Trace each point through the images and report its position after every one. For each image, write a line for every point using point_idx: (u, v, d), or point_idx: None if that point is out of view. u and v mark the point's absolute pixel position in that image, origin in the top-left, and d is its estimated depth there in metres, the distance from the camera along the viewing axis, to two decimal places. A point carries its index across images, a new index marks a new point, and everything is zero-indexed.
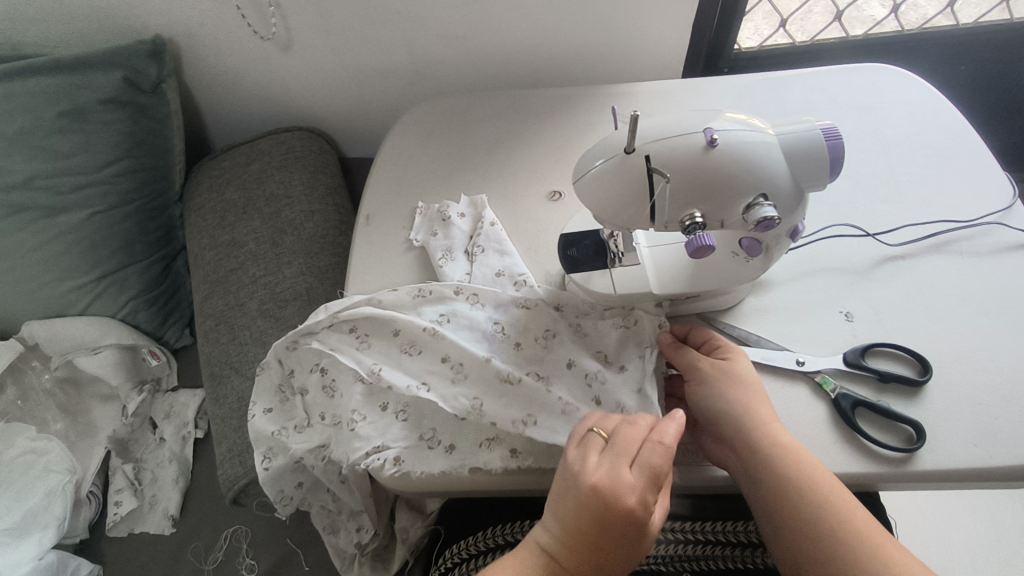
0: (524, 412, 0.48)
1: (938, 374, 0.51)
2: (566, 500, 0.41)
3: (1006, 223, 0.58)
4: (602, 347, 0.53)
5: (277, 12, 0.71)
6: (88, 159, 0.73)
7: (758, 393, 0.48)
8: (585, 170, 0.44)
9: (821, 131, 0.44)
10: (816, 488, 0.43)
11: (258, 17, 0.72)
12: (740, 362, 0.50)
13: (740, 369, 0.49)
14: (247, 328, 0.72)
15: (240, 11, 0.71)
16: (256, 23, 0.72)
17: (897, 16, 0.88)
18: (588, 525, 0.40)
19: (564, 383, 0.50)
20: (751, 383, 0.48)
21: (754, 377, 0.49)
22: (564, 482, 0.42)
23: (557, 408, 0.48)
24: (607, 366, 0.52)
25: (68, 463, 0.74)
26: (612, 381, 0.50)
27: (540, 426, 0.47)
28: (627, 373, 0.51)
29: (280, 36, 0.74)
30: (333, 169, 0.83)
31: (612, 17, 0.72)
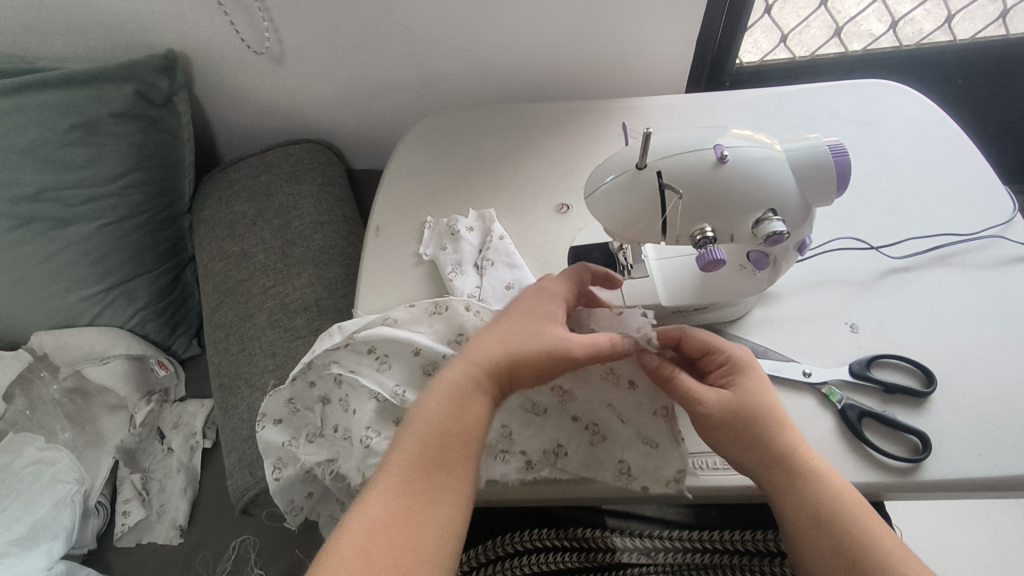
0: (554, 443, 0.50)
1: (943, 386, 0.51)
2: (512, 325, 0.46)
3: (1006, 236, 0.59)
4: (609, 359, 0.50)
5: (271, 26, 0.72)
6: (99, 171, 0.73)
7: (771, 426, 0.45)
8: (597, 186, 0.45)
9: (828, 147, 0.45)
10: (843, 504, 0.42)
11: (253, 34, 0.73)
12: (745, 388, 0.46)
13: (747, 399, 0.46)
14: (257, 339, 0.73)
15: (229, 20, 0.71)
16: (250, 38, 0.73)
17: (895, 31, 0.89)
18: (534, 341, 0.45)
19: (586, 400, 0.51)
20: (761, 415, 0.45)
21: (764, 404, 0.45)
22: (508, 315, 0.47)
23: (586, 438, 0.50)
24: (621, 377, 0.50)
25: (76, 474, 0.74)
26: (632, 401, 0.50)
27: (570, 457, 0.49)
28: (638, 393, 0.50)
29: (272, 49, 0.75)
30: (341, 182, 0.85)
31: (618, 33, 0.73)
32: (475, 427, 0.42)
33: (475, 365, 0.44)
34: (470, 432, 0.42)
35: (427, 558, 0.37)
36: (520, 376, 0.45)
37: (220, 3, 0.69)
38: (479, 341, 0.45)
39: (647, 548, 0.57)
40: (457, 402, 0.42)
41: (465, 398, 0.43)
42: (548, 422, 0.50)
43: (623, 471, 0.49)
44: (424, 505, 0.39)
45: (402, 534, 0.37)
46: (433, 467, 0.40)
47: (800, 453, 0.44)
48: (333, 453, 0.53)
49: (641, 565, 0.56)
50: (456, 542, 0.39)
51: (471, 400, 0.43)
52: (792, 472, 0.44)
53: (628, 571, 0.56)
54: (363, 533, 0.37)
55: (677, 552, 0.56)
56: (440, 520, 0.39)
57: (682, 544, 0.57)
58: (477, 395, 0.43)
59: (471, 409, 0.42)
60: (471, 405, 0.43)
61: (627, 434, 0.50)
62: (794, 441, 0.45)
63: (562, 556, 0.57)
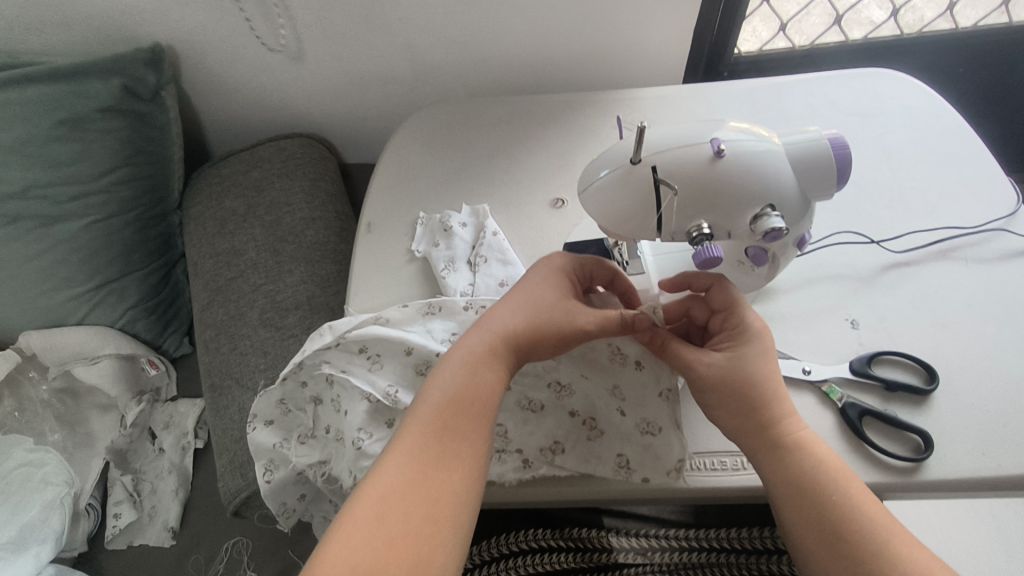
0: (552, 439, 0.49)
1: (944, 383, 0.50)
2: (527, 297, 0.46)
3: (1009, 229, 0.58)
4: (615, 340, 0.49)
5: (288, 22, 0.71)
6: (86, 168, 0.72)
7: (764, 393, 0.43)
8: (591, 181, 0.44)
9: (828, 140, 0.43)
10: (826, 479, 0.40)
11: (268, 31, 0.72)
12: (743, 355, 0.44)
13: (742, 365, 0.44)
14: (248, 338, 0.72)
15: (249, 23, 0.71)
16: (266, 35, 0.72)
17: (896, 19, 0.87)
18: (549, 311, 0.45)
19: (585, 393, 0.49)
20: (755, 382, 0.43)
21: (758, 372, 0.43)
22: (525, 287, 0.47)
23: (583, 433, 0.49)
24: (624, 365, 0.49)
25: (66, 476, 0.73)
26: (633, 390, 0.49)
27: (568, 454, 0.48)
28: (644, 373, 0.49)
29: (290, 47, 0.74)
30: (333, 177, 0.83)
31: (614, 23, 0.72)
32: (491, 393, 0.42)
33: (491, 332, 0.44)
34: (486, 396, 0.41)
35: (445, 519, 0.36)
36: (533, 346, 0.45)
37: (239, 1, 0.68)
38: (494, 310, 0.45)
39: (644, 548, 0.56)
40: (472, 367, 0.42)
41: (480, 364, 0.42)
42: (546, 419, 0.49)
43: (622, 465, 0.48)
44: (441, 470, 0.38)
45: (419, 497, 0.36)
46: (449, 430, 0.40)
47: (790, 423, 0.42)
48: (326, 455, 0.53)
49: (638, 565, 0.55)
50: (474, 503, 0.38)
51: (486, 366, 0.42)
52: (777, 440, 0.42)
53: (625, 571, 0.55)
54: (377, 496, 0.36)
55: (674, 550, 0.56)
56: (458, 481, 0.38)
57: (679, 542, 0.56)
58: (493, 362, 0.43)
59: (486, 374, 0.42)
60: (487, 371, 0.42)
61: (626, 427, 0.48)
62: (786, 411, 0.43)
63: (558, 556, 0.56)
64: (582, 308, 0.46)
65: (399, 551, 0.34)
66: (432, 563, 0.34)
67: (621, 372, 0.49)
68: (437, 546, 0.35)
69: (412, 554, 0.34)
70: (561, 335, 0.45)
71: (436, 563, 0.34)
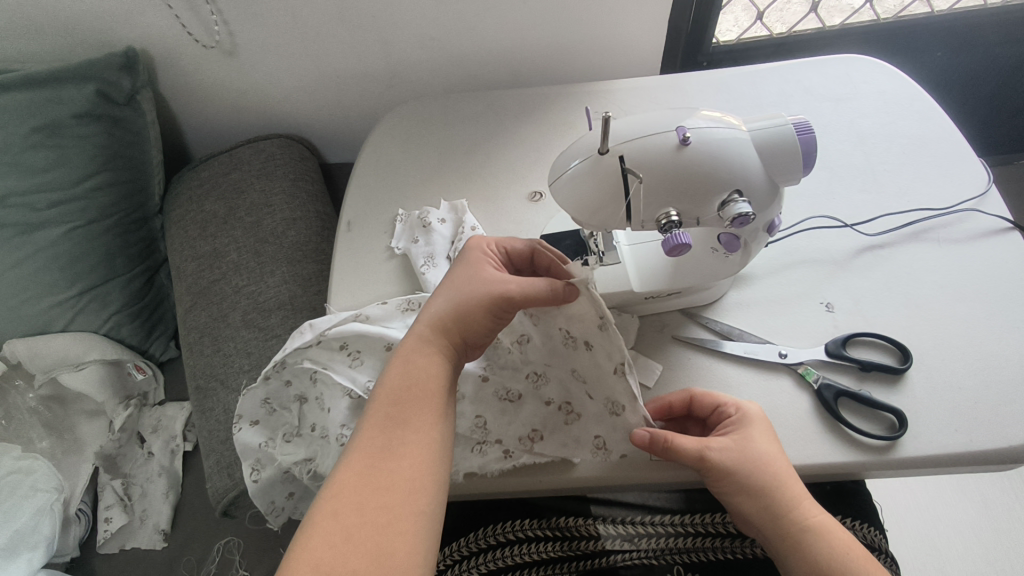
0: (530, 428, 0.49)
1: (918, 362, 0.51)
2: (455, 283, 0.47)
3: (982, 209, 0.59)
4: (563, 325, 0.47)
5: (220, 20, 0.70)
6: (64, 174, 0.72)
7: (777, 477, 0.44)
8: (561, 172, 0.44)
9: (793, 126, 0.44)
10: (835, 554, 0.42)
11: (200, 26, 0.71)
12: (752, 440, 0.45)
13: (752, 450, 0.44)
14: (231, 340, 0.72)
15: (173, 12, 0.69)
16: (197, 30, 0.71)
17: (873, 5, 0.87)
18: (474, 290, 0.45)
19: (557, 381, 0.50)
20: (766, 467, 0.44)
21: (766, 456, 0.44)
22: (452, 275, 0.48)
23: (561, 418, 0.49)
24: (578, 349, 0.47)
25: (55, 482, 0.74)
26: (592, 373, 0.47)
27: (547, 441, 0.49)
28: (595, 353, 0.46)
29: (223, 42, 0.73)
30: (314, 177, 0.84)
31: (588, 15, 0.72)
32: (432, 378, 0.42)
33: (425, 322, 0.45)
34: (428, 383, 0.42)
35: (400, 506, 0.37)
36: (467, 325, 0.45)
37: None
38: (427, 303, 0.46)
39: (631, 535, 0.57)
40: (410, 359, 0.43)
41: (418, 354, 0.43)
42: (523, 408, 0.50)
43: (599, 447, 0.49)
44: (391, 459, 0.38)
45: (372, 489, 0.37)
46: (396, 420, 0.40)
47: (804, 506, 0.44)
48: (311, 452, 0.53)
49: (626, 552, 0.56)
50: (433, 488, 0.38)
51: (424, 354, 0.43)
52: (793, 524, 0.43)
53: (613, 558, 0.56)
54: (332, 496, 0.37)
55: (662, 536, 0.56)
56: (411, 467, 0.38)
57: (667, 528, 0.57)
58: (431, 350, 0.43)
59: (424, 361, 0.43)
60: (425, 358, 0.43)
61: (598, 409, 0.48)
62: (799, 494, 0.44)
63: (545, 546, 0.56)
64: (505, 277, 0.46)
65: (357, 543, 0.35)
66: (390, 547, 0.35)
67: (576, 355, 0.48)
68: (396, 532, 0.36)
69: (370, 542, 0.35)
70: (489, 308, 0.44)
71: (396, 547, 0.35)
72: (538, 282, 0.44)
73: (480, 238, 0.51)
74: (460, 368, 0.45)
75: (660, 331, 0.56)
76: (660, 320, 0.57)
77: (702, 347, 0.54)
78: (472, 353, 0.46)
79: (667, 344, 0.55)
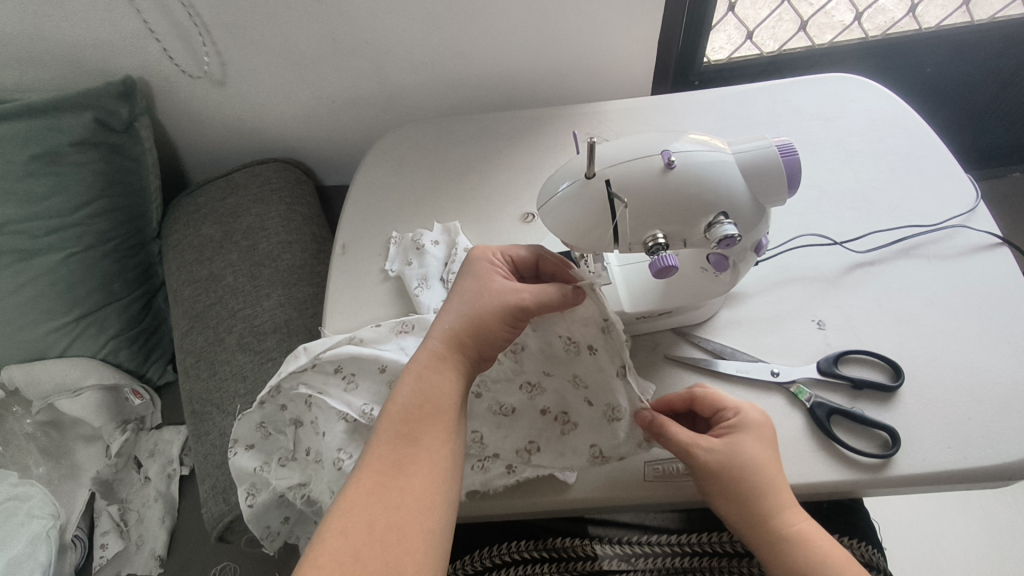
0: (526, 440, 0.49)
1: (910, 379, 0.51)
2: (464, 294, 0.47)
3: (970, 225, 0.59)
4: (564, 331, 0.48)
5: (211, 50, 0.72)
6: (62, 201, 0.73)
7: (765, 483, 0.44)
8: (550, 195, 0.45)
9: (777, 148, 0.44)
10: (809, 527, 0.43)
11: (189, 58, 0.73)
12: (744, 446, 0.44)
13: (742, 456, 0.44)
14: (227, 363, 0.72)
15: (161, 45, 0.71)
16: (186, 62, 0.73)
17: (862, 23, 0.89)
18: (484, 302, 0.45)
19: (555, 390, 0.50)
20: (756, 473, 0.44)
21: (770, 448, 0.45)
22: (461, 287, 0.47)
23: (557, 428, 0.50)
24: (580, 354, 0.48)
25: (51, 509, 0.73)
26: (593, 378, 0.48)
27: (544, 452, 0.49)
28: (598, 357, 0.48)
29: (212, 72, 0.75)
30: (310, 200, 0.85)
31: (579, 38, 0.73)
32: (444, 394, 0.42)
33: (438, 336, 0.45)
34: (444, 400, 0.42)
35: (410, 523, 0.37)
36: (482, 338, 0.44)
37: (153, 30, 0.69)
38: (437, 316, 0.46)
39: (628, 555, 0.56)
40: (422, 375, 0.43)
41: (433, 368, 0.43)
42: (519, 421, 0.50)
43: (596, 455, 0.48)
44: (401, 476, 0.39)
45: (383, 506, 0.37)
46: (407, 438, 0.40)
47: (787, 514, 0.43)
48: (305, 477, 0.53)
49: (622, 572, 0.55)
50: (444, 506, 0.39)
51: (440, 371, 0.43)
52: (774, 529, 0.43)
53: None
54: (341, 513, 0.37)
55: (659, 557, 0.56)
56: (424, 482, 0.39)
57: (664, 548, 0.56)
58: (446, 365, 0.43)
59: (437, 376, 0.43)
60: (441, 374, 0.43)
61: (595, 415, 0.49)
62: (783, 504, 0.44)
63: (540, 568, 0.56)
64: (514, 288, 0.46)
65: (365, 560, 0.35)
66: (400, 564, 0.35)
67: (577, 361, 0.49)
68: (407, 548, 0.36)
69: (380, 559, 0.35)
70: (503, 320, 0.45)
71: (406, 565, 0.35)
72: (550, 290, 0.45)
73: (484, 246, 0.51)
74: (473, 381, 0.46)
75: (653, 351, 0.56)
76: (652, 340, 0.57)
77: (695, 366, 0.54)
78: (488, 363, 0.46)
79: (661, 364, 0.56)
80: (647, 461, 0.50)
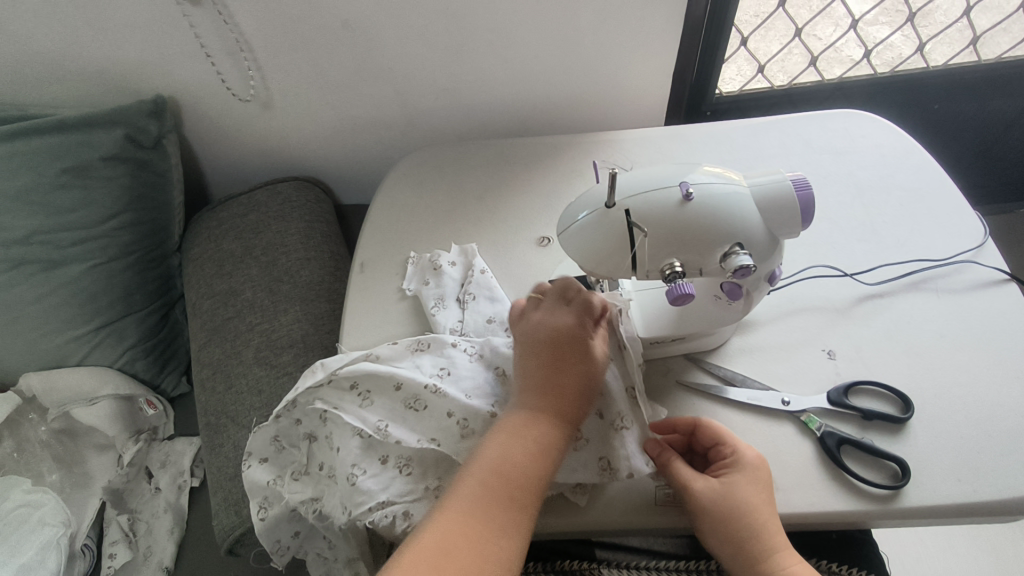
0: None
1: (920, 412, 0.52)
2: (563, 345, 0.49)
3: (978, 261, 0.60)
4: None
5: (258, 74, 0.75)
6: (89, 214, 0.75)
7: (756, 525, 0.45)
8: (570, 223, 0.46)
9: (792, 182, 0.46)
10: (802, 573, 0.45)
11: (239, 82, 0.76)
12: (738, 487, 0.46)
13: (736, 497, 0.46)
14: (243, 376, 0.73)
15: (212, 60, 0.73)
16: (237, 85, 0.76)
17: (871, 59, 0.91)
18: (582, 365, 0.49)
19: None
20: (748, 514, 0.45)
21: (767, 490, 0.47)
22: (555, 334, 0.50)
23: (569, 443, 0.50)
24: None
25: (62, 517, 0.74)
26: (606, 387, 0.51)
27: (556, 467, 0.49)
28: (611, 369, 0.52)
29: (259, 95, 0.78)
30: (329, 218, 0.86)
31: (596, 68, 0.76)
32: (540, 452, 0.45)
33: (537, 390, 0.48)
34: (530, 453, 0.45)
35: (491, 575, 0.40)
36: (581, 398, 0.48)
37: (205, 47, 0.71)
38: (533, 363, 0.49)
39: None
40: (521, 431, 0.46)
41: (527, 428, 0.46)
42: None
43: (604, 468, 0.49)
44: (490, 531, 0.42)
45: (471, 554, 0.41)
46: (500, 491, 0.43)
47: (779, 556, 0.45)
48: (318, 491, 0.54)
49: None
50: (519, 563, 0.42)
51: (525, 424, 0.46)
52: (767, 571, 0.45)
53: None
54: (428, 553, 0.40)
55: None
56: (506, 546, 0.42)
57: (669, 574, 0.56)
58: (531, 418, 0.46)
59: (534, 435, 0.45)
60: (527, 427, 0.46)
61: (605, 429, 0.50)
62: (774, 545, 0.45)
63: None
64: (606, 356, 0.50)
65: None
66: None
67: None
68: None
69: None
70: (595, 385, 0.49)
71: None
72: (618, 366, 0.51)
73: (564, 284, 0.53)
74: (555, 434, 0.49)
75: (665, 376, 0.57)
76: (664, 365, 0.58)
77: (707, 392, 0.55)
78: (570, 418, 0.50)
79: (673, 389, 0.56)
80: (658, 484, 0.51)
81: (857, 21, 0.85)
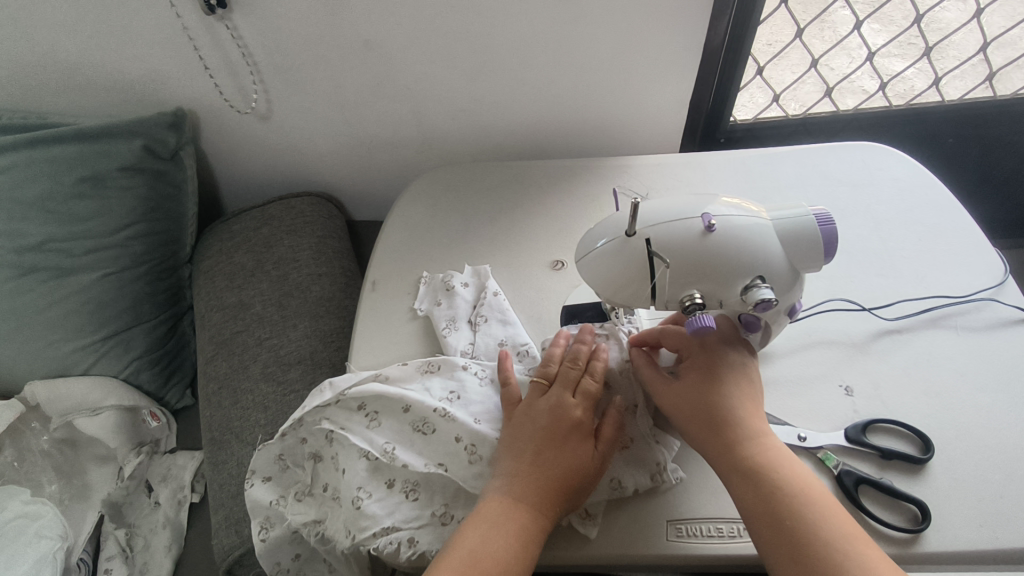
0: None
1: (940, 453, 0.51)
2: (548, 435, 0.49)
3: (999, 299, 0.59)
4: None
5: (258, 88, 0.75)
6: (103, 223, 0.75)
7: (716, 416, 0.48)
8: (588, 250, 0.46)
9: (815, 216, 0.45)
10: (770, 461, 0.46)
11: (238, 95, 0.76)
12: (690, 386, 0.50)
13: (692, 395, 0.49)
14: (250, 392, 0.72)
15: (212, 79, 0.74)
16: (234, 98, 0.76)
17: (886, 92, 0.90)
18: (568, 458, 0.48)
19: None
20: (705, 410, 0.48)
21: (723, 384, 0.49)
22: (543, 425, 0.49)
23: None
24: None
25: (60, 530, 0.72)
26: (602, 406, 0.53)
27: None
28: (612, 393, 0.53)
29: (258, 108, 0.78)
30: (341, 234, 0.86)
31: (614, 93, 0.76)
32: (514, 539, 0.44)
33: (518, 480, 0.47)
34: (514, 544, 0.44)
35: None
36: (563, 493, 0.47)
37: (208, 67, 0.72)
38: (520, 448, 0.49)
39: None
40: (497, 521, 0.45)
41: (502, 514, 0.45)
42: None
43: (614, 487, 0.50)
44: None
45: None
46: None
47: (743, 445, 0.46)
48: (320, 514, 0.52)
49: None
50: None
51: (511, 515, 0.45)
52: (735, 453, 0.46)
53: None
54: None
55: None
56: None
57: None
58: (518, 507, 0.46)
59: (511, 525, 0.45)
60: (510, 516, 0.45)
61: None
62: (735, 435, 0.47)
63: None
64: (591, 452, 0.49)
65: None
66: None
67: None
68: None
69: None
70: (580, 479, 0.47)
71: None
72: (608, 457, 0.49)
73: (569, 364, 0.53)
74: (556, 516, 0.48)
75: None
76: None
77: None
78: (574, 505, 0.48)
79: None
80: (671, 519, 0.49)
81: (872, 54, 0.85)
